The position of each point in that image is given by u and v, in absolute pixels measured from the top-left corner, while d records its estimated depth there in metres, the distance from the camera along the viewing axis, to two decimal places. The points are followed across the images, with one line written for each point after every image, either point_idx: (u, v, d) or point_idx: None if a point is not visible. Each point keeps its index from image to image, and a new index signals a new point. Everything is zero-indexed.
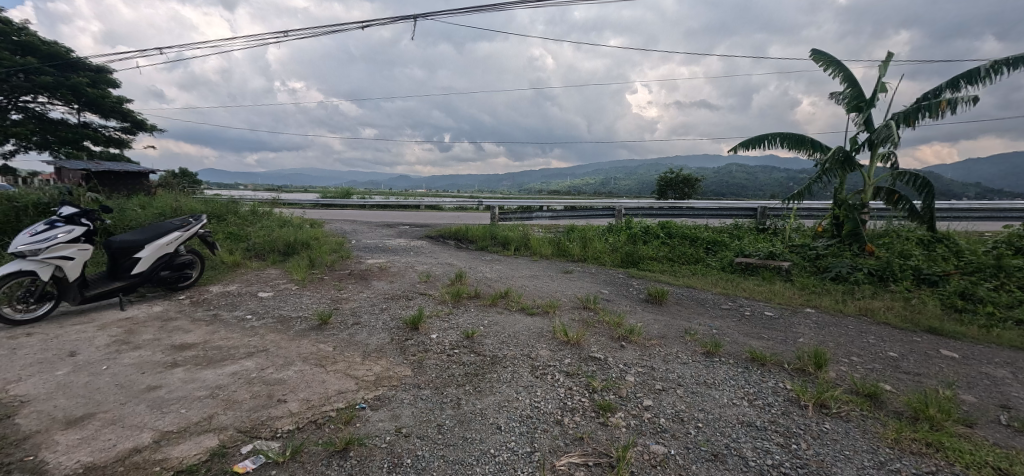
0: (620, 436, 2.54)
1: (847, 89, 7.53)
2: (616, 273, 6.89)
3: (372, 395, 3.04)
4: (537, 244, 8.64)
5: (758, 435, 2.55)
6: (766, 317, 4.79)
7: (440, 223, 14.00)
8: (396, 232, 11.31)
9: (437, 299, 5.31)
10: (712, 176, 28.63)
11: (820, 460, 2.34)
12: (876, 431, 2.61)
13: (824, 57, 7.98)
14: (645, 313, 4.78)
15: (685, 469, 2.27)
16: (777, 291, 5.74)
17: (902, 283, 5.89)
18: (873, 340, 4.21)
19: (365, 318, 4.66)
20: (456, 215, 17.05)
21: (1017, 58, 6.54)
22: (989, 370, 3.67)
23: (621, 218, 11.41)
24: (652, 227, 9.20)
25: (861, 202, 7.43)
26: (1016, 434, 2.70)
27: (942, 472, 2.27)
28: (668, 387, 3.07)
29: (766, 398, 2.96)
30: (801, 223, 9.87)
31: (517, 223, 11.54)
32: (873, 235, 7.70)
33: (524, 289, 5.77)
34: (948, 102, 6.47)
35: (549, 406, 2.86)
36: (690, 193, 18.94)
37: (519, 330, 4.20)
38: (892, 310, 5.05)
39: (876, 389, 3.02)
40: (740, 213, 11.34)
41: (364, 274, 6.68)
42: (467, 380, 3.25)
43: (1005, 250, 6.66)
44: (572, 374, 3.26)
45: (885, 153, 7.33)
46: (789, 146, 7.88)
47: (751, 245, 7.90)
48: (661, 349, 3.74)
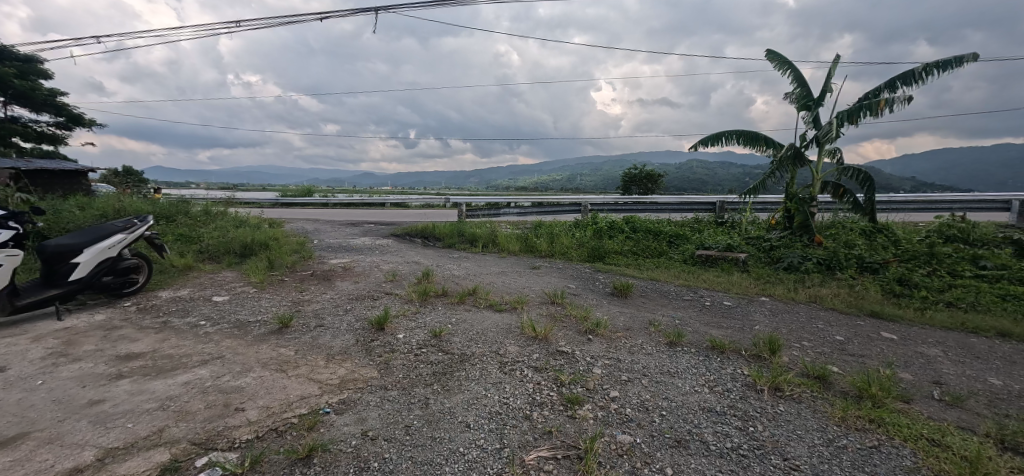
0: (588, 428, 2.57)
1: (797, 88, 7.93)
2: (583, 267, 7.00)
3: (337, 399, 2.94)
4: (505, 240, 8.65)
5: (718, 419, 2.65)
6: (725, 307, 4.98)
7: (406, 221, 13.78)
8: (360, 231, 11.03)
9: (404, 298, 5.21)
10: (674, 172, 29.55)
11: (774, 440, 2.46)
12: (825, 410, 2.77)
13: (776, 57, 8.37)
14: (611, 306, 4.87)
15: (651, 456, 2.32)
16: (735, 281, 5.99)
17: (847, 270, 6.29)
18: (821, 325, 4.46)
19: (328, 320, 4.52)
20: (422, 213, 16.81)
21: (946, 60, 7.08)
22: (923, 349, 3.97)
23: (587, 213, 11.58)
24: (617, 221, 9.40)
25: (810, 195, 7.86)
26: (947, 407, 2.94)
27: (884, 446, 2.44)
28: (634, 378, 3.14)
29: (725, 384, 3.08)
30: (756, 216, 10.34)
31: (485, 220, 11.51)
32: (821, 227, 8.16)
33: (492, 285, 5.76)
34: (886, 102, 6.93)
35: (518, 402, 2.86)
36: (653, 189, 19.49)
37: (487, 327, 4.18)
38: (838, 296, 5.37)
39: (825, 371, 3.20)
40: (700, 207, 11.78)
41: (327, 274, 6.47)
42: (435, 379, 3.21)
43: (935, 238, 7.24)
44: (540, 369, 3.27)
45: (831, 149, 7.77)
46: (744, 142, 8.23)
47: (711, 237, 8.21)
48: (627, 341, 3.83)
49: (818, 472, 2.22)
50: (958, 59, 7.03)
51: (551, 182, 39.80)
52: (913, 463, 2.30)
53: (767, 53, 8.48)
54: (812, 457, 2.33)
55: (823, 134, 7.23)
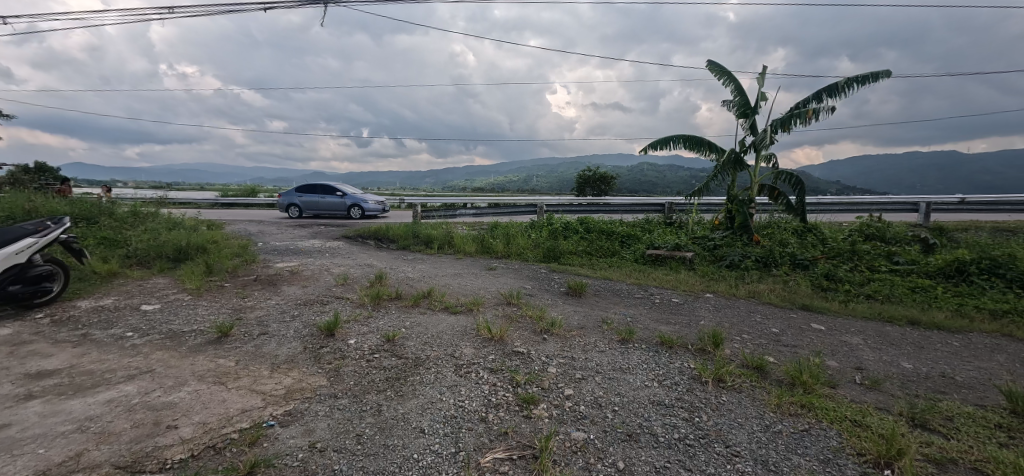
0: (543, 427, 2.59)
1: (736, 97, 8.43)
2: (538, 267, 7.07)
3: (283, 410, 2.78)
4: (461, 241, 8.59)
5: (667, 412, 2.76)
6: (673, 303, 5.21)
7: (358, 222, 13.34)
8: (309, 233, 10.54)
9: (355, 302, 5.03)
10: (626, 175, 30.64)
11: (718, 429, 2.59)
12: (763, 398, 2.96)
13: (718, 68, 8.86)
14: (566, 306, 4.95)
15: (603, 451, 2.37)
16: (682, 279, 6.28)
17: (782, 267, 6.76)
18: (759, 318, 4.76)
19: (273, 327, 4.27)
20: (376, 214, 16.36)
21: (864, 76, 7.80)
22: (848, 338, 4.34)
23: (543, 214, 11.72)
24: (571, 222, 9.59)
25: (749, 197, 8.38)
26: (867, 391, 3.22)
27: (813, 428, 2.64)
28: (588, 375, 3.21)
29: (673, 377, 3.21)
30: (701, 216, 10.91)
31: (440, 221, 11.38)
32: (759, 227, 8.73)
33: (448, 287, 5.68)
34: (815, 112, 7.52)
35: (473, 404, 2.83)
36: (606, 190, 20.05)
37: (443, 330, 4.12)
38: (774, 291, 5.77)
39: (763, 361, 3.42)
40: (650, 208, 12.26)
41: (273, 279, 6.12)
42: (389, 385, 3.12)
43: (856, 237, 7.94)
44: (495, 370, 3.26)
45: (767, 154, 8.33)
46: (689, 147, 8.65)
47: (660, 237, 8.56)
48: (581, 339, 3.90)
49: (757, 457, 2.36)
50: (875, 75, 7.76)
51: (506, 182, 40.78)
52: (839, 444, 2.50)
53: (709, 63, 8.97)
54: (751, 443, 2.47)
55: (760, 140, 7.75)
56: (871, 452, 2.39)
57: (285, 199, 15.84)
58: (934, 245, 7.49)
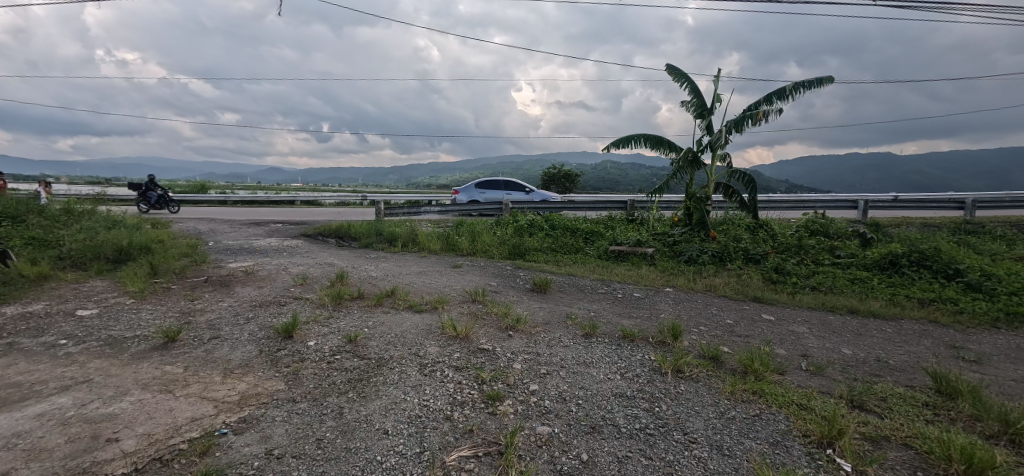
0: (508, 423, 2.60)
1: (693, 98, 8.75)
2: (503, 265, 7.09)
3: (236, 417, 2.64)
4: (425, 239, 8.48)
5: (629, 403, 2.83)
6: (634, 298, 5.35)
7: (318, 220, 12.89)
8: (265, 231, 10.07)
9: (314, 303, 4.85)
10: (589, 173, 31.23)
11: (677, 418, 2.69)
12: (718, 386, 3.10)
13: (676, 70, 9.16)
14: (531, 302, 4.98)
15: (568, 444, 2.41)
16: (643, 274, 6.47)
17: (736, 261, 7.10)
18: (715, 311, 4.98)
19: (225, 331, 4.05)
20: (337, 211, 15.87)
21: (809, 81, 8.29)
22: (794, 327, 4.61)
23: (509, 212, 11.76)
24: (537, 219, 9.67)
25: (706, 195, 8.73)
26: (812, 376, 3.44)
27: (764, 413, 2.79)
28: (552, 370, 3.24)
29: (635, 370, 3.30)
30: (661, 214, 11.27)
31: (404, 219, 11.18)
32: (715, 223, 9.12)
33: (412, 285, 5.59)
34: (765, 114, 7.93)
35: (438, 403, 2.80)
36: (570, 187, 20.31)
37: (407, 329, 4.05)
38: (728, 285, 6.05)
39: (718, 352, 3.58)
40: (613, 206, 12.54)
41: (225, 279, 5.81)
42: (351, 387, 3.03)
43: (803, 233, 8.44)
44: (460, 368, 3.24)
45: (722, 154, 8.69)
46: (650, 146, 8.91)
47: (622, 234, 8.77)
48: (546, 335, 3.94)
49: (713, 442, 2.47)
50: (819, 80, 8.26)
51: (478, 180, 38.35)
52: (787, 426, 2.65)
53: (668, 65, 9.26)
54: (708, 430, 2.58)
55: (715, 140, 8.09)
56: (815, 433, 2.55)
57: (468, 193, 20.33)
58: (870, 239, 8.08)
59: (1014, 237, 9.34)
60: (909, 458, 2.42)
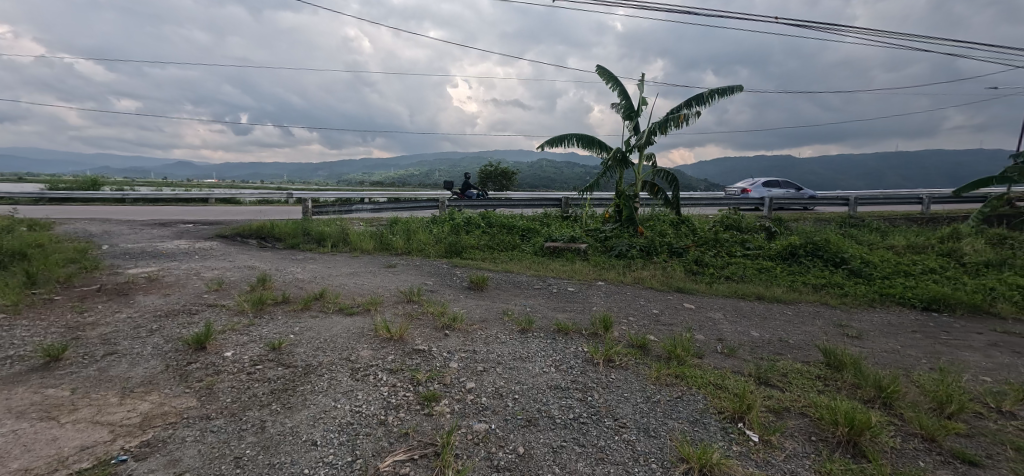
0: (444, 423, 2.57)
1: (622, 101, 9.19)
2: (440, 263, 6.99)
3: (138, 442, 2.36)
4: (357, 238, 8.13)
5: (563, 395, 2.92)
6: (569, 292, 5.52)
7: (236, 219, 11.85)
8: (172, 233, 9.06)
9: (231, 310, 4.45)
10: (526, 171, 31.72)
11: (608, 405, 2.82)
12: (645, 373, 3.29)
13: (606, 72, 9.57)
14: (468, 301, 4.95)
15: (504, 439, 2.43)
16: (577, 269, 6.71)
17: (661, 255, 7.59)
18: (642, 302, 5.29)
19: (124, 345, 3.59)
20: (257, 210, 14.69)
21: (723, 88, 9.05)
22: (711, 314, 5.03)
23: (445, 209, 11.63)
24: (473, 217, 9.65)
25: (634, 193, 9.23)
26: (726, 357, 3.77)
27: (686, 395, 3.01)
28: (489, 367, 3.26)
29: (569, 362, 3.41)
30: (594, 210, 11.74)
31: (334, 217, 10.64)
32: (643, 220, 9.66)
33: (343, 287, 5.33)
34: (684, 118, 8.54)
35: (371, 408, 2.70)
36: (507, 185, 20.49)
37: (337, 333, 3.85)
38: (654, 277, 6.45)
39: (645, 340, 3.81)
40: (548, 203, 12.84)
41: (123, 287, 5.15)
42: (274, 398, 2.82)
43: (718, 227, 9.22)
44: (394, 371, 3.15)
45: (648, 154, 9.23)
46: (582, 145, 9.23)
47: (557, 231, 9.02)
48: (483, 332, 3.95)
49: (640, 425, 2.62)
50: (731, 88, 9.05)
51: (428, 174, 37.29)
52: (705, 405, 2.89)
53: (599, 68, 9.63)
54: (636, 414, 2.74)
55: (642, 141, 8.57)
56: (729, 409, 2.80)
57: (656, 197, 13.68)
58: (774, 233, 9.03)
59: (884, 229, 10.92)
60: (805, 424, 2.74)
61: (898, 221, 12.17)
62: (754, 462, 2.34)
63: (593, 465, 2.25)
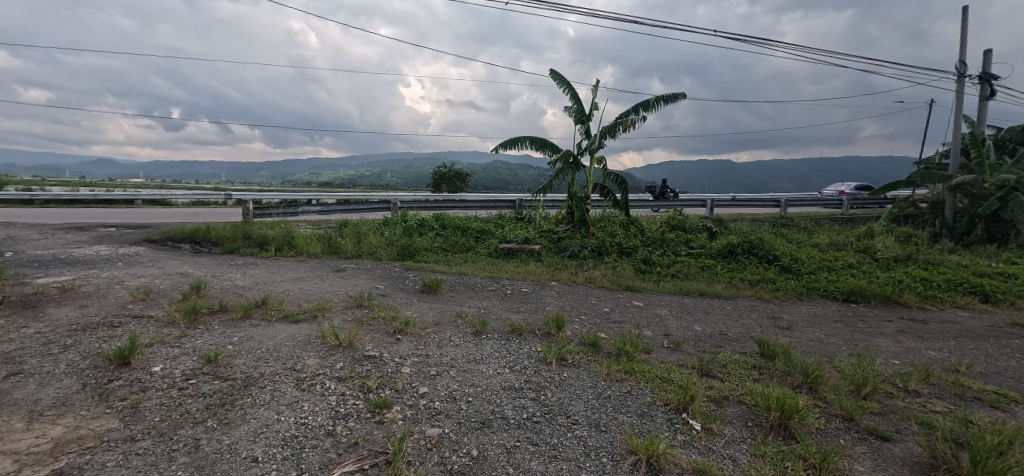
0: (396, 430, 2.51)
1: (573, 104, 9.41)
2: (392, 266, 6.83)
3: (47, 472, 2.10)
4: (303, 241, 7.76)
5: (517, 395, 2.94)
6: (522, 293, 5.57)
7: (165, 222, 10.93)
8: (89, 238, 8.20)
9: (160, 322, 4.09)
10: (481, 172, 31.68)
11: (560, 403, 2.87)
12: (596, 370, 3.39)
13: (558, 76, 9.76)
14: (421, 304, 4.87)
15: (458, 443, 2.41)
16: (531, 270, 6.78)
17: (611, 255, 7.83)
18: (594, 301, 5.44)
19: (30, 365, 3.19)
20: (191, 212, 13.62)
21: (668, 95, 9.50)
22: (658, 310, 5.26)
23: (398, 211, 11.38)
24: (426, 219, 9.52)
25: (586, 195, 9.47)
26: (672, 352, 3.96)
27: (634, 389, 3.13)
28: (442, 370, 3.22)
29: (523, 362, 3.45)
30: (547, 212, 11.93)
31: (278, 220, 10.15)
32: (594, 221, 9.94)
33: (287, 294, 5.06)
34: (633, 123, 8.88)
35: (318, 419, 2.58)
36: (461, 187, 20.34)
37: (281, 342, 3.66)
38: (605, 276, 6.65)
39: (596, 338, 3.92)
40: (503, 204, 12.91)
41: (29, 299, 4.59)
42: (209, 414, 2.63)
43: (665, 227, 9.68)
44: (343, 379, 3.03)
45: (599, 157, 9.50)
46: (535, 148, 9.35)
47: (511, 232, 9.07)
48: (436, 336, 3.89)
49: (591, 421, 2.69)
50: (675, 96, 9.52)
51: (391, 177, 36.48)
52: (653, 398, 3.02)
53: (552, 72, 9.82)
54: (587, 410, 2.81)
55: (593, 145, 8.82)
56: (673, 400, 2.95)
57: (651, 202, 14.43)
58: (715, 232, 9.60)
59: (810, 228, 11.92)
60: (742, 411, 2.94)
61: (822, 221, 13.32)
62: (697, 449, 2.47)
63: (547, 463, 2.28)
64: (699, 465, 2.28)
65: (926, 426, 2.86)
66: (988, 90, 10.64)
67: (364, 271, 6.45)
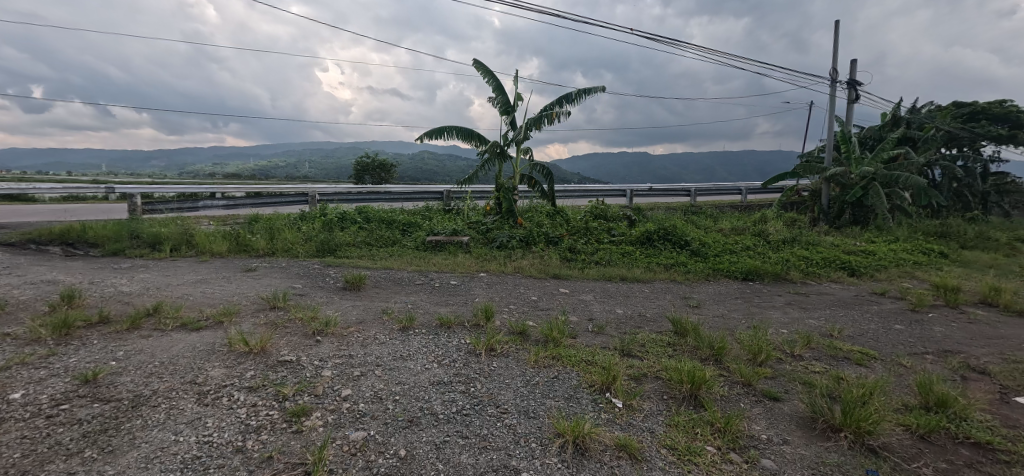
0: (316, 438, 2.35)
1: (498, 95, 9.41)
2: (310, 263, 6.38)
3: None
4: (204, 239, 6.98)
5: (446, 389, 2.90)
6: (451, 286, 5.51)
7: (23, 221, 9.20)
8: None
9: (18, 340, 3.43)
10: (407, 163, 30.68)
11: (489, 394, 2.88)
12: (524, 358, 3.45)
13: (483, 66, 9.69)
14: (343, 302, 4.61)
15: (385, 444, 2.32)
16: (460, 262, 6.71)
17: (539, 244, 8.02)
18: (522, 290, 5.54)
19: None
20: (57, 209, 11.48)
21: (589, 89, 9.85)
22: (582, 296, 5.49)
23: (316, 204, 10.67)
24: (348, 212, 9.03)
25: (513, 185, 9.55)
26: (596, 335, 4.16)
27: (561, 374, 3.24)
28: (367, 370, 3.09)
29: (451, 355, 3.41)
30: (475, 203, 11.88)
31: (174, 216, 9.14)
32: (522, 211, 10.08)
33: (185, 299, 4.51)
34: (556, 115, 9.09)
35: (225, 436, 2.34)
36: (386, 178, 19.56)
37: (178, 353, 3.26)
38: (533, 265, 6.79)
39: (525, 326, 3.99)
40: (430, 196, 12.66)
41: None
42: (87, 443, 2.26)
43: (589, 217, 10.11)
44: (254, 388, 2.78)
45: (525, 148, 9.61)
46: (461, 138, 9.22)
47: (440, 224, 8.92)
48: (360, 334, 3.71)
49: (520, 409, 2.74)
50: (595, 90, 9.90)
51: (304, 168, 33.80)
52: (577, 381, 3.15)
53: (476, 61, 9.72)
54: (516, 398, 2.86)
55: (519, 135, 8.89)
56: (598, 381, 3.09)
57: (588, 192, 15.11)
58: (634, 220, 10.21)
59: (715, 215, 13.15)
60: (658, 386, 3.16)
61: (724, 209, 14.75)
62: (619, 425, 2.63)
63: (477, 455, 2.28)
64: (621, 441, 2.42)
65: (808, 385, 3.29)
66: (853, 94, 12.40)
67: (278, 269, 5.97)
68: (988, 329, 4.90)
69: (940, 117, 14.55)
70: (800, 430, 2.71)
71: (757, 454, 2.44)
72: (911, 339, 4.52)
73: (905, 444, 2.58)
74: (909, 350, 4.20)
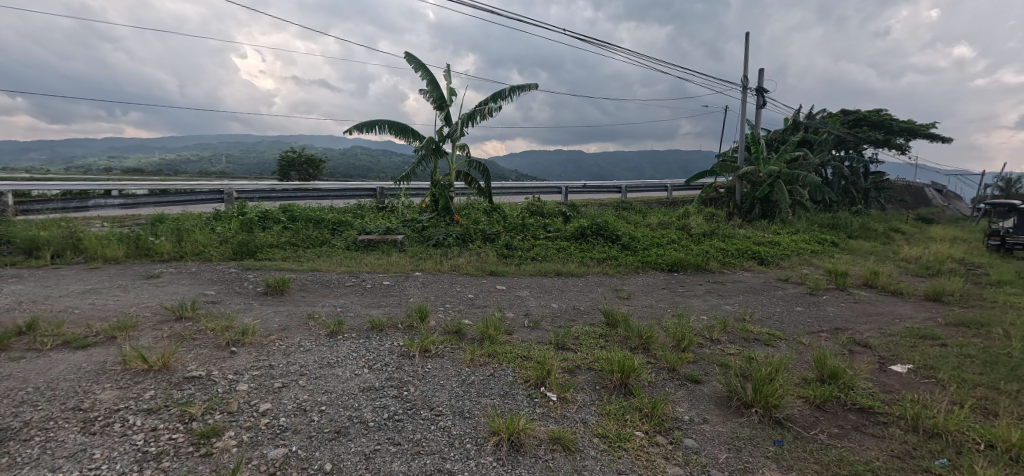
0: (228, 460, 2.14)
1: (431, 90, 9.21)
2: (226, 267, 5.84)
3: None
4: (95, 243, 6.13)
5: (377, 395, 2.78)
6: (384, 286, 5.32)
7: None
8: None
9: None
10: (339, 158, 29.20)
11: (423, 397, 2.81)
12: (460, 357, 3.40)
13: (416, 59, 9.42)
14: (264, 308, 4.27)
15: (308, 460, 2.17)
16: (393, 261, 6.48)
17: (475, 241, 7.99)
18: (458, 288, 5.46)
19: None
20: None
21: (521, 86, 9.93)
22: (518, 292, 5.53)
23: (233, 203, 9.77)
24: (271, 210, 8.39)
25: (449, 182, 9.40)
26: (532, 330, 4.22)
27: (496, 371, 3.24)
28: (289, 381, 2.87)
29: (383, 359, 3.27)
30: (410, 200, 11.56)
31: (56, 216, 7.94)
32: (459, 209, 9.97)
33: (68, 313, 3.92)
34: (489, 111, 9.07)
35: (117, 467, 2.06)
36: (314, 174, 18.46)
37: (58, 376, 2.82)
38: (470, 263, 6.74)
39: (460, 326, 3.94)
40: (363, 193, 12.13)
41: None
42: None
43: (525, 213, 10.23)
44: (154, 410, 2.48)
45: (461, 144, 9.48)
46: (394, 133, 8.91)
47: (372, 222, 8.57)
48: (282, 343, 3.45)
49: (455, 409, 2.69)
50: (527, 86, 9.99)
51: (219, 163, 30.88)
52: (513, 377, 3.17)
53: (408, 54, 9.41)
54: (450, 399, 2.81)
55: (454, 132, 8.77)
56: (533, 376, 3.12)
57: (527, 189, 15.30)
58: (568, 216, 10.50)
59: (643, 211, 13.88)
60: (591, 377, 3.26)
61: (652, 205, 15.64)
62: (553, 418, 2.67)
63: (410, 461, 2.20)
64: (555, 434, 2.46)
65: (724, 366, 3.58)
66: (761, 100, 13.66)
67: (185, 275, 5.40)
68: (869, 307, 5.65)
69: (832, 122, 16.50)
70: (718, 408, 2.93)
71: (680, 434, 2.60)
72: (809, 319, 5.09)
73: (805, 414, 2.88)
74: (808, 329, 4.73)
